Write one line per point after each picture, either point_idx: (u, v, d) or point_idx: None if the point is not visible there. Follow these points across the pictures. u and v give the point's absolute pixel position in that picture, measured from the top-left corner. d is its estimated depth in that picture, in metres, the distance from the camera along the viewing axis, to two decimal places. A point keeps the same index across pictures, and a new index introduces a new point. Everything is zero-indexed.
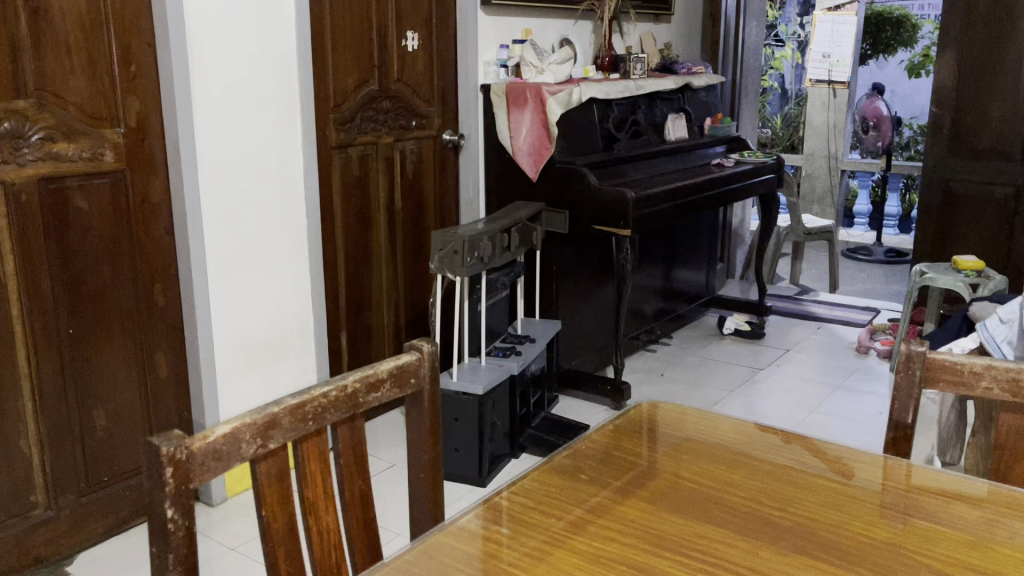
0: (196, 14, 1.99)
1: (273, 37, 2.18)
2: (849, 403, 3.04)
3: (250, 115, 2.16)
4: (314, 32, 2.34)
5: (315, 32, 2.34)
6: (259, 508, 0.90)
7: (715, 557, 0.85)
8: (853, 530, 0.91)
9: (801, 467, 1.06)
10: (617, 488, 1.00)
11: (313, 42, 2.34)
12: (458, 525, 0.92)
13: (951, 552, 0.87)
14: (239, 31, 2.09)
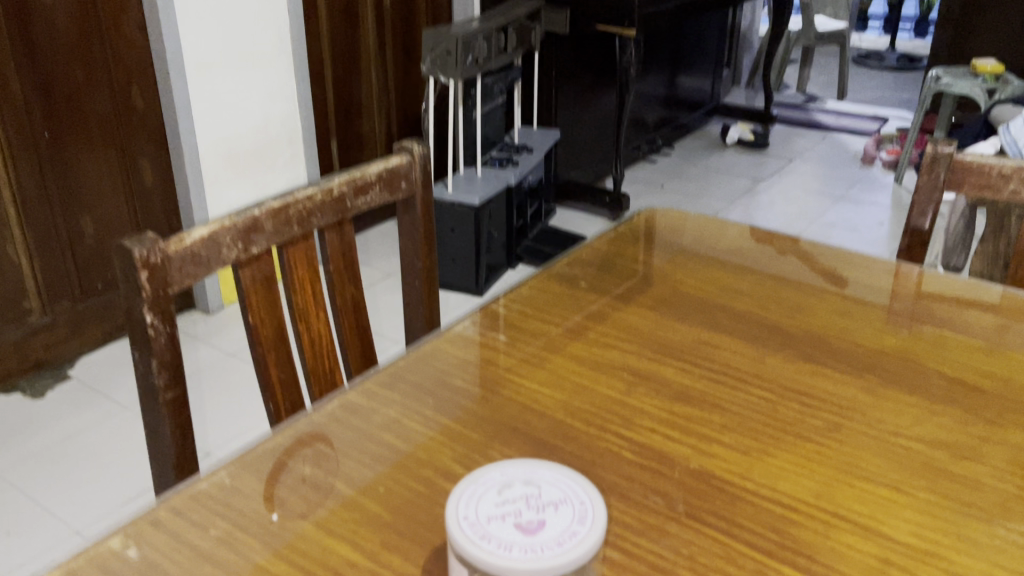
0: None
1: None
2: (851, 214, 3.00)
3: None
4: None
5: None
6: (245, 314, 0.86)
7: (719, 363, 0.83)
8: (863, 337, 0.88)
9: (810, 274, 1.02)
10: (617, 296, 0.96)
11: None
12: (455, 332, 0.88)
13: (963, 359, 0.84)
14: None
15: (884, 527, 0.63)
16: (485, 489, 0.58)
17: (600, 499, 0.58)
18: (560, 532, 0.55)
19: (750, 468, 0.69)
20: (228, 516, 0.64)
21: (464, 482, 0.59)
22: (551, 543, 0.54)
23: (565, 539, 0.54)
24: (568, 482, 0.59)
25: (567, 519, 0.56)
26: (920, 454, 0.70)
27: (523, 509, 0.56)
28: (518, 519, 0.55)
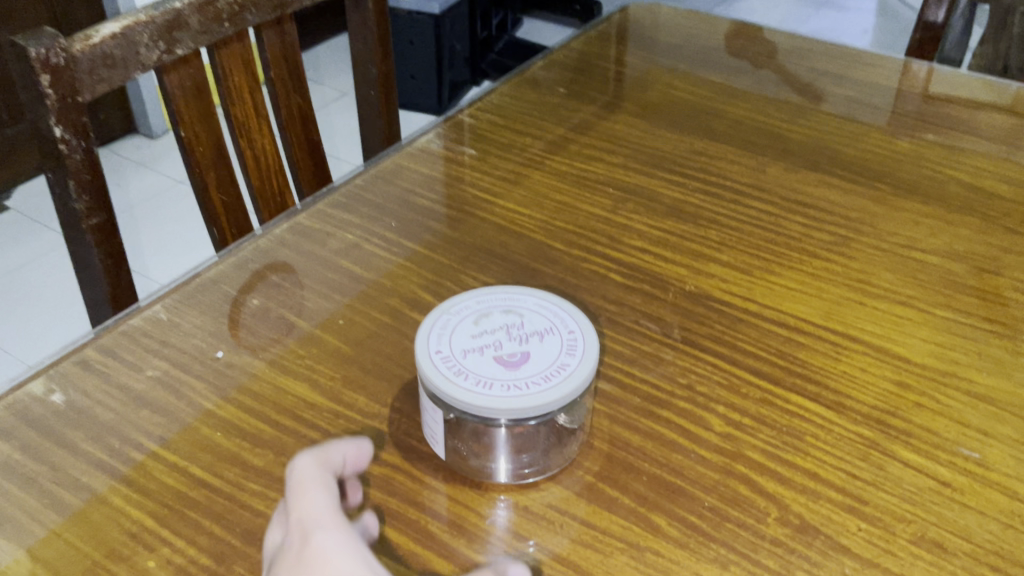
0: None
1: None
2: (834, 21, 2.83)
3: None
4: None
5: None
6: (176, 128, 0.75)
7: (713, 174, 0.74)
8: (872, 143, 0.79)
9: (809, 74, 0.92)
10: (602, 104, 0.85)
11: None
12: (418, 146, 0.78)
13: (976, 163, 0.76)
14: None
15: (900, 348, 0.57)
16: (459, 319, 0.51)
17: (590, 327, 0.51)
18: (547, 365, 0.48)
19: (751, 289, 0.62)
20: (166, 353, 0.56)
21: (434, 311, 0.52)
22: (537, 378, 0.47)
23: (553, 372, 0.47)
24: (552, 311, 0.52)
25: (554, 350, 0.49)
26: (937, 268, 0.64)
27: (503, 340, 0.49)
28: (498, 352, 0.48)
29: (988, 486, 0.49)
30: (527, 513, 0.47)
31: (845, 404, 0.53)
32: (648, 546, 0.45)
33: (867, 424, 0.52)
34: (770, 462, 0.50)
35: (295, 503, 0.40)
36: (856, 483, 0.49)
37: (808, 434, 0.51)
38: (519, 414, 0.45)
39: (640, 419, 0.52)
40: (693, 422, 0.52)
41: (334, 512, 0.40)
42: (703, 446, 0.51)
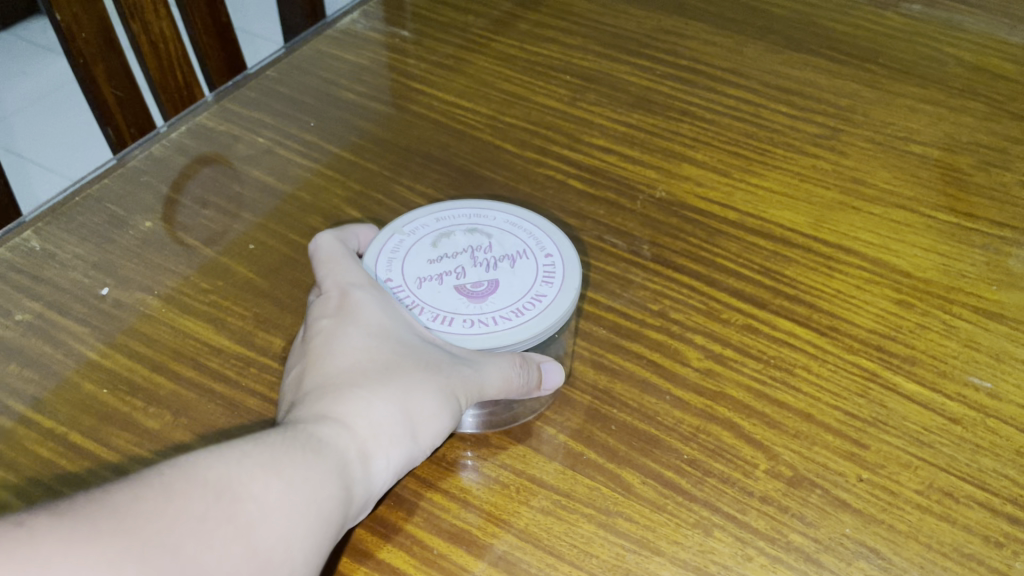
0: None
1: None
2: None
3: None
4: None
5: None
6: (50, 11, 0.62)
7: (684, 56, 0.65)
8: (857, 15, 0.70)
9: None
10: None
11: None
12: (342, 28, 0.67)
13: (974, 40, 0.67)
14: None
15: (897, 260, 0.50)
16: (414, 241, 0.43)
17: (573, 253, 0.43)
18: (517, 293, 0.41)
19: (731, 195, 0.54)
20: (39, 291, 0.46)
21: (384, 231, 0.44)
22: (506, 314, 0.41)
23: (526, 306, 0.41)
24: (526, 229, 0.44)
25: (527, 277, 0.42)
26: (937, 161, 0.56)
27: (467, 266, 0.42)
28: (461, 281, 0.41)
29: (1001, 422, 0.42)
30: (478, 476, 0.40)
31: (840, 329, 0.46)
32: (619, 511, 0.38)
33: (864, 352, 0.45)
34: (757, 403, 0.43)
35: (325, 269, 0.41)
36: (853, 423, 0.42)
37: (799, 366, 0.44)
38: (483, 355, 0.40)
39: (606, 356, 0.45)
40: (668, 356, 0.45)
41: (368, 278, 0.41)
42: (679, 386, 0.43)
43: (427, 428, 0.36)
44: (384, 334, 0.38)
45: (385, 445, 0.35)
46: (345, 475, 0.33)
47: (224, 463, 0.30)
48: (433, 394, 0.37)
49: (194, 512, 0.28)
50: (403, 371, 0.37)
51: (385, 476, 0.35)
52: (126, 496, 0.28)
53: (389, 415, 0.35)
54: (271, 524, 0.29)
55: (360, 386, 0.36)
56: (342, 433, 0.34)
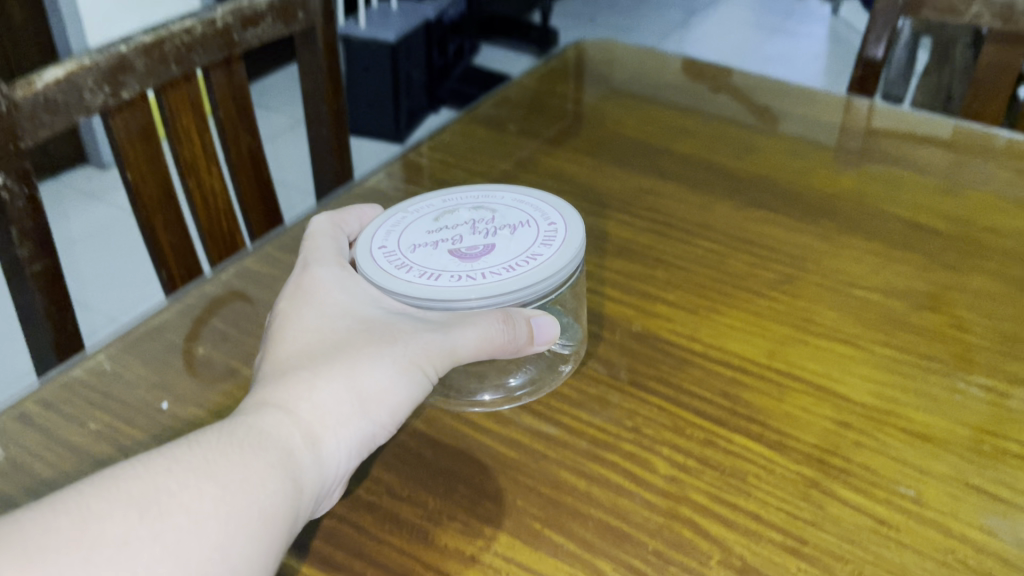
0: None
1: None
2: (784, 49, 3.10)
3: None
4: None
5: None
6: (122, 170, 0.75)
7: (661, 212, 0.75)
8: (814, 176, 0.80)
9: (762, 101, 0.95)
10: (550, 140, 0.86)
11: None
12: (369, 186, 0.78)
13: (918, 199, 0.76)
14: None
15: (839, 386, 0.58)
16: (423, 224, 0.55)
17: (571, 223, 0.54)
18: (513, 251, 0.52)
19: (697, 329, 0.62)
20: (109, 406, 0.55)
21: (396, 219, 0.56)
22: (495, 267, 0.50)
23: (518, 263, 0.50)
24: (520, 208, 0.57)
25: (523, 241, 0.52)
26: (877, 304, 0.64)
27: (466, 239, 0.53)
28: (458, 249, 0.52)
29: (926, 524, 0.49)
30: (476, 563, 0.47)
31: (786, 443, 0.54)
32: None
33: (808, 464, 0.52)
34: (713, 504, 0.50)
35: (309, 249, 0.54)
36: (795, 523, 0.49)
37: (751, 475, 0.52)
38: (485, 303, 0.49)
39: (586, 464, 0.53)
40: (639, 466, 0.52)
41: (332, 255, 0.54)
42: (648, 489, 0.51)
43: (375, 400, 0.46)
44: (337, 323, 0.48)
45: (333, 425, 0.45)
46: (289, 457, 0.42)
47: (151, 478, 0.38)
48: (373, 371, 0.46)
49: (114, 535, 0.36)
50: (349, 356, 0.46)
51: (337, 453, 0.45)
52: (37, 529, 0.36)
53: (334, 398, 0.45)
54: (196, 526, 0.38)
55: (305, 376, 0.45)
56: (288, 421, 0.43)
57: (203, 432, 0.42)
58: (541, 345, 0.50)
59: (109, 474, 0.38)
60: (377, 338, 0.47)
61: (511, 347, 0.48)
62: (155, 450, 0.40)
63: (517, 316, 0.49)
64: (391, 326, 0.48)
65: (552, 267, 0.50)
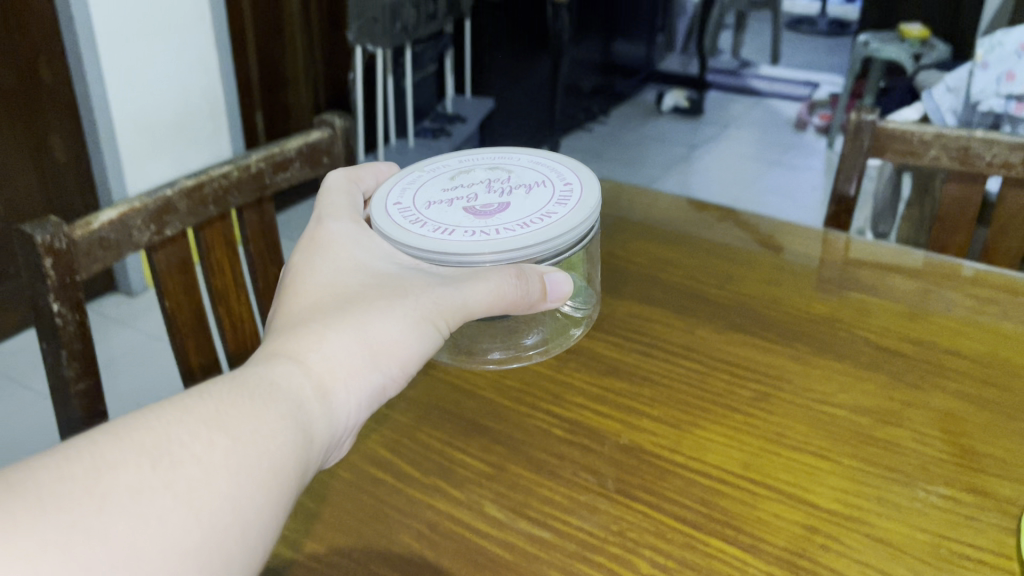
0: None
1: None
2: (785, 180, 3.27)
3: None
4: None
5: None
6: (161, 300, 0.83)
7: (649, 337, 0.82)
8: (790, 303, 0.87)
9: (762, 229, 1.03)
10: None
11: None
12: None
13: (886, 323, 0.83)
14: None
15: (810, 495, 0.63)
16: (442, 188, 0.62)
17: (586, 187, 0.61)
18: (528, 211, 0.58)
19: (678, 442, 0.68)
20: None
21: (416, 181, 0.64)
22: (510, 225, 0.57)
23: (534, 221, 0.57)
24: (538, 171, 0.64)
25: (536, 201, 0.60)
26: (846, 421, 0.70)
27: (481, 199, 0.60)
28: (473, 208, 0.59)
29: None
30: None
31: (759, 546, 0.59)
32: None
33: (779, 566, 0.57)
34: None
35: (326, 214, 0.61)
36: None
37: None
38: (498, 258, 0.56)
39: (577, 565, 0.58)
40: (623, 566, 0.57)
41: (348, 218, 0.60)
42: None
43: (387, 349, 0.52)
44: (350, 285, 0.54)
45: (344, 377, 0.49)
46: (305, 402, 0.46)
47: (163, 428, 0.40)
48: (383, 324, 0.52)
49: (128, 482, 0.37)
50: (363, 311, 0.52)
51: (347, 401, 0.49)
52: (48, 479, 0.36)
53: (347, 350, 0.50)
54: (208, 476, 0.39)
55: (319, 330, 0.50)
56: (302, 373, 0.47)
57: (213, 385, 0.44)
58: (552, 301, 0.57)
59: (118, 425, 0.39)
60: (386, 295, 0.53)
61: (524, 298, 0.55)
62: (163, 401, 0.41)
63: (529, 273, 0.55)
64: (401, 282, 0.55)
65: (566, 224, 0.57)
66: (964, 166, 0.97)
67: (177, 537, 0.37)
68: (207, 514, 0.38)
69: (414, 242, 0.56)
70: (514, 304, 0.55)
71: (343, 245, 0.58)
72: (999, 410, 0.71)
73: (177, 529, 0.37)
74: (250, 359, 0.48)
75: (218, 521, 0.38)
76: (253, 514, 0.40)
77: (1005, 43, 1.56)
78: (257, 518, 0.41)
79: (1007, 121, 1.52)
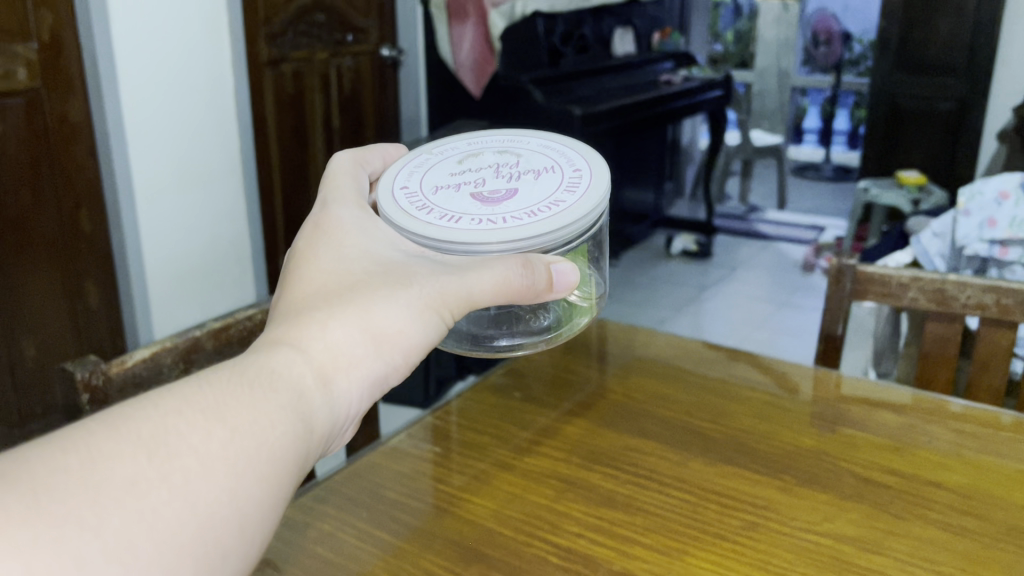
0: None
1: None
2: (793, 320, 3.34)
3: (163, 38, 2.19)
4: None
5: None
6: None
7: (641, 471, 0.86)
8: (778, 438, 0.91)
9: (776, 368, 1.08)
10: (565, 410, 0.98)
11: None
12: (393, 447, 0.93)
13: (871, 456, 0.87)
14: None
15: None
16: (450, 174, 0.67)
17: (591, 171, 0.65)
18: (534, 199, 0.63)
19: (667, 568, 0.71)
20: None
21: (426, 165, 0.68)
22: (516, 214, 0.62)
23: (541, 210, 0.62)
24: (548, 155, 0.68)
25: (544, 186, 0.64)
26: (829, 548, 0.73)
27: (491, 185, 0.65)
28: (481, 194, 0.63)
29: None
30: None
31: None
32: None
33: None
34: None
35: (331, 199, 0.63)
36: None
37: None
38: (503, 248, 0.60)
39: None
40: None
41: (351, 198, 0.64)
42: None
43: (389, 335, 0.55)
44: (355, 271, 0.57)
45: (345, 363, 0.53)
46: (305, 390, 0.49)
47: (159, 420, 0.42)
48: (385, 313, 0.55)
49: (125, 473, 0.39)
50: (366, 301, 0.55)
51: (347, 386, 0.52)
52: (45, 470, 0.38)
53: (349, 339, 0.53)
54: (202, 468, 0.41)
55: (322, 319, 0.53)
56: (303, 363, 0.50)
57: (212, 375, 0.46)
58: (557, 292, 0.61)
59: (116, 415, 0.41)
60: (389, 285, 0.56)
61: (530, 288, 0.59)
62: (162, 391, 0.44)
63: (535, 263, 0.59)
64: (404, 270, 0.58)
65: (573, 213, 0.61)
66: (942, 307, 1.04)
67: (171, 528, 0.39)
68: (204, 504, 0.41)
69: (422, 228, 0.61)
70: (518, 294, 0.59)
71: (347, 231, 0.60)
72: (980, 539, 0.73)
73: (173, 520, 0.40)
74: (251, 348, 0.50)
75: (215, 511, 0.41)
76: (249, 503, 0.44)
77: (985, 192, 1.68)
78: (253, 505, 0.44)
79: (994, 265, 1.65)
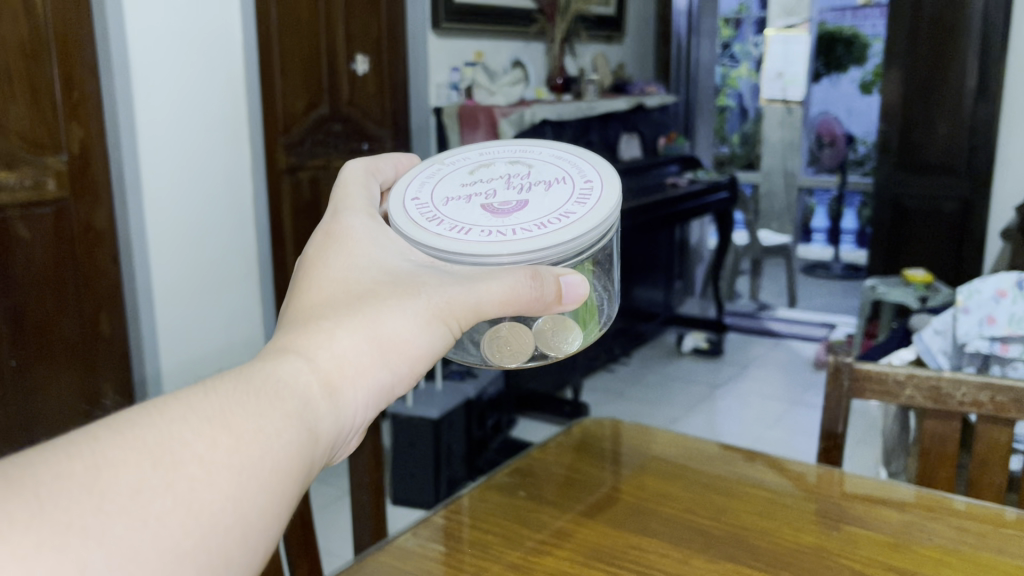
0: (139, 75, 2.15)
1: (206, 79, 2.33)
2: (804, 418, 3.33)
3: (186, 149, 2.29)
4: (263, 78, 2.49)
5: (264, 78, 2.50)
6: None
7: (643, 569, 0.86)
8: (780, 537, 0.91)
9: (793, 468, 1.08)
10: (579, 511, 0.99)
11: (259, 78, 2.49)
12: (399, 545, 0.94)
13: (873, 553, 0.87)
14: (181, 76, 2.25)
15: None
16: (462, 189, 0.71)
17: (596, 182, 0.70)
18: (544, 211, 0.67)
19: None
20: None
21: (437, 180, 0.72)
22: (525, 226, 0.66)
23: (551, 220, 0.66)
24: (559, 166, 0.73)
25: (553, 198, 0.68)
26: None
27: (502, 199, 0.69)
28: (493, 207, 0.68)
29: None
30: None
31: None
32: None
33: None
34: None
35: (345, 201, 0.66)
36: None
37: None
38: (515, 258, 0.63)
39: None
40: None
41: (365, 200, 0.66)
42: None
43: (398, 341, 0.53)
44: (366, 279, 0.56)
45: (351, 369, 0.51)
46: (310, 397, 0.48)
47: (163, 425, 0.40)
48: (394, 321, 0.54)
49: (128, 482, 0.38)
50: (375, 309, 0.53)
51: (354, 394, 0.50)
52: (48, 474, 0.37)
53: (355, 347, 0.51)
54: (206, 477, 0.40)
55: (331, 326, 0.51)
56: (308, 371, 0.49)
57: (217, 381, 0.45)
58: (569, 302, 0.62)
59: (120, 421, 0.40)
60: (398, 295, 0.55)
61: (544, 300, 0.59)
62: (167, 397, 0.42)
63: (544, 275, 0.60)
64: (412, 282, 0.57)
65: (582, 224, 0.65)
66: (938, 404, 1.06)
67: (171, 540, 0.38)
68: (206, 515, 0.39)
69: (431, 239, 0.64)
70: (529, 306, 0.59)
71: (358, 242, 0.60)
72: None
73: (174, 531, 0.38)
74: (256, 356, 0.48)
75: (216, 521, 0.39)
76: (253, 514, 0.42)
77: (982, 290, 1.71)
78: (257, 516, 0.42)
79: (996, 362, 1.68)
